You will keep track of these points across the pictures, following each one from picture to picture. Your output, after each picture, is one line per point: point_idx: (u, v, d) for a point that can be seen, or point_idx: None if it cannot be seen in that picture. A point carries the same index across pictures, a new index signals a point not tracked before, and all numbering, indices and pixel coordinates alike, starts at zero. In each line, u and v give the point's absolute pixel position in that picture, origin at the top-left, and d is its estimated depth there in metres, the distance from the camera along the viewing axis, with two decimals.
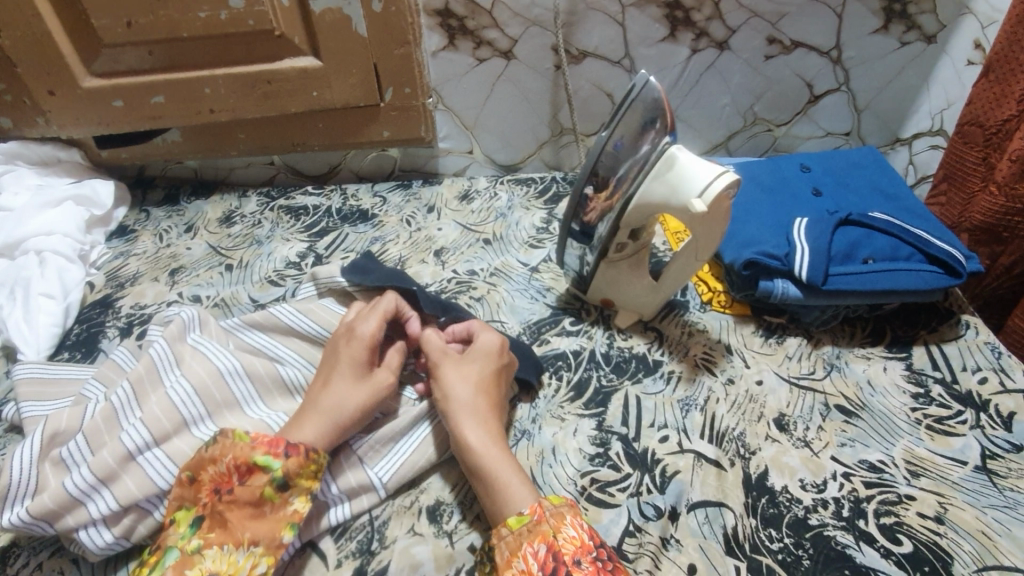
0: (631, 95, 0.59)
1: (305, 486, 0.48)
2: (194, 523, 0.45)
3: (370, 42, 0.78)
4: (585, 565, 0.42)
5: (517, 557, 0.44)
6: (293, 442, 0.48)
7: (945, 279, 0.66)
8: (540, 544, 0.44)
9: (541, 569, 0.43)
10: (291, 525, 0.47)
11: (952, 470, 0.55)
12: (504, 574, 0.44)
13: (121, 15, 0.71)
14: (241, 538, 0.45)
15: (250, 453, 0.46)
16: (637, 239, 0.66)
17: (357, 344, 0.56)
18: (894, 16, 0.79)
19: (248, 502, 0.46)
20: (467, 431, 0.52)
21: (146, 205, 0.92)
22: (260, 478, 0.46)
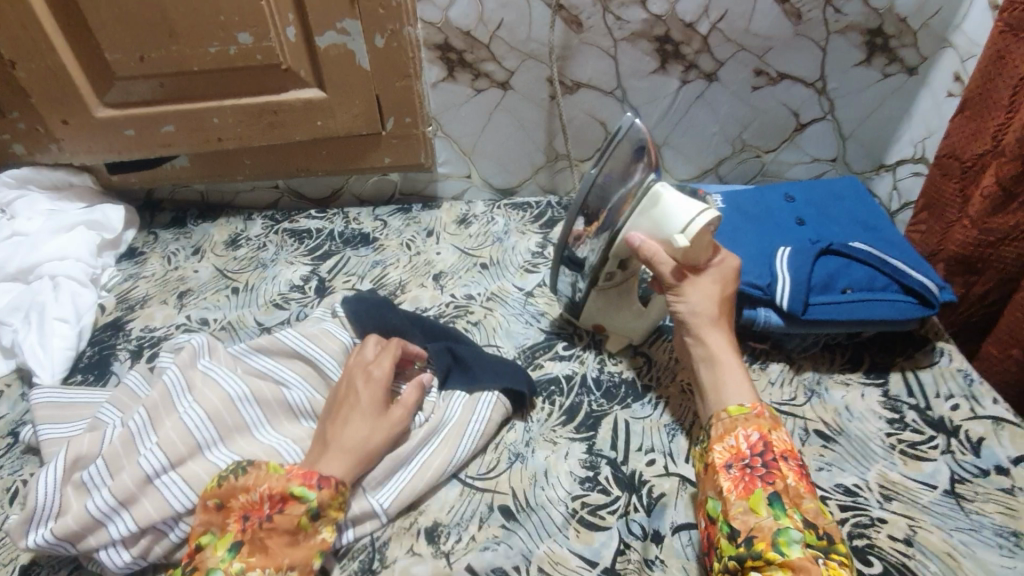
0: (618, 134, 0.61)
1: (333, 517, 0.52)
2: (233, 548, 0.48)
3: (373, 75, 0.81)
4: (791, 463, 0.52)
5: (730, 435, 0.54)
6: (325, 475, 0.52)
7: (919, 310, 0.69)
8: (755, 431, 0.53)
9: (749, 450, 0.53)
10: (320, 552, 0.51)
11: (922, 494, 0.58)
12: (716, 443, 0.55)
13: (134, 50, 0.75)
14: (280, 563, 0.49)
15: (286, 484, 0.51)
16: (626, 268, 0.68)
17: (374, 385, 0.59)
18: (875, 51, 0.83)
19: (285, 531, 0.50)
20: (708, 335, 0.60)
21: (154, 227, 0.94)
22: (296, 508, 0.50)
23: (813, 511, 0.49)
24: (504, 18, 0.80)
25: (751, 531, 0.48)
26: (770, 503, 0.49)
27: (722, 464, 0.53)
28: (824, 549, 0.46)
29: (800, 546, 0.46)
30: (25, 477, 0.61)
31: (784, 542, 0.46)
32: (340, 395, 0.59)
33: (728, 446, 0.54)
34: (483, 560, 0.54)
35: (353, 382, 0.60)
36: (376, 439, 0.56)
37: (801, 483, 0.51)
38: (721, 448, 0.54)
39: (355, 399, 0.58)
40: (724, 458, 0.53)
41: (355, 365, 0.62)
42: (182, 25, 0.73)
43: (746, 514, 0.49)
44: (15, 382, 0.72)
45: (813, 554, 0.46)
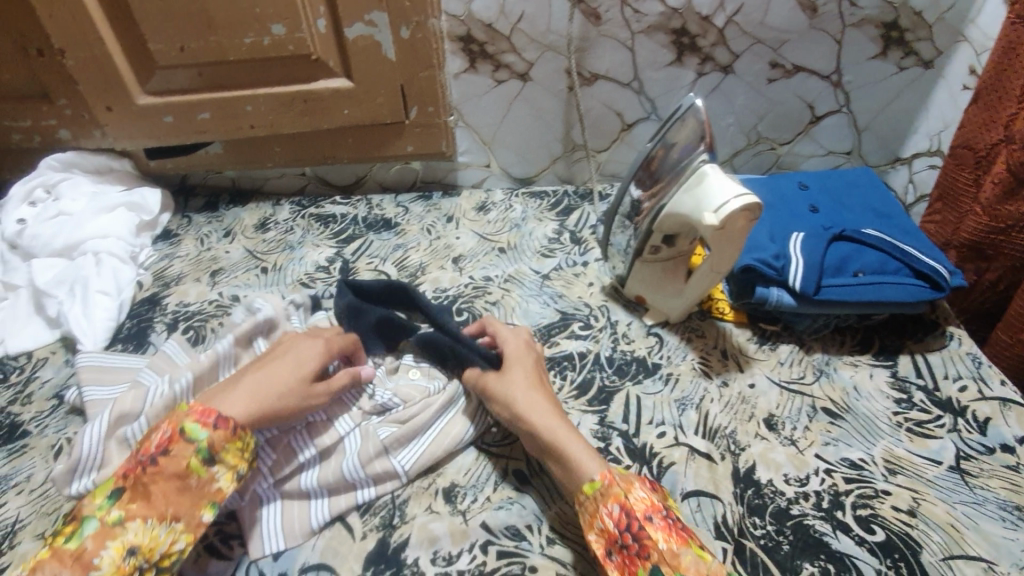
0: (680, 112, 0.66)
1: (230, 464, 0.51)
2: (113, 495, 0.48)
3: (398, 65, 0.85)
4: (656, 521, 0.48)
5: (596, 519, 0.50)
6: (223, 416, 0.52)
7: (930, 293, 0.70)
8: (613, 505, 0.50)
9: (617, 527, 0.49)
10: (211, 503, 0.50)
11: (927, 469, 0.59)
12: (589, 534, 0.50)
13: (175, 41, 0.79)
14: (163, 513, 0.48)
15: (180, 420, 0.51)
16: (672, 245, 0.72)
17: (306, 354, 0.60)
18: (891, 43, 0.84)
19: (172, 475, 0.49)
20: (536, 420, 0.57)
21: (188, 211, 0.99)
22: (186, 448, 0.50)
23: (693, 565, 0.45)
24: (524, 11, 0.83)
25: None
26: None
27: (602, 555, 0.49)
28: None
29: None
30: (69, 434, 0.65)
31: None
32: (272, 353, 0.61)
33: (600, 531, 0.50)
34: (497, 518, 0.57)
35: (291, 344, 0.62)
36: (286, 397, 0.56)
37: (672, 538, 0.47)
38: (595, 536, 0.50)
39: (284, 359, 0.60)
40: (602, 547, 0.49)
41: (297, 335, 0.64)
42: (220, 17, 0.77)
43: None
44: (60, 350, 0.77)
45: None
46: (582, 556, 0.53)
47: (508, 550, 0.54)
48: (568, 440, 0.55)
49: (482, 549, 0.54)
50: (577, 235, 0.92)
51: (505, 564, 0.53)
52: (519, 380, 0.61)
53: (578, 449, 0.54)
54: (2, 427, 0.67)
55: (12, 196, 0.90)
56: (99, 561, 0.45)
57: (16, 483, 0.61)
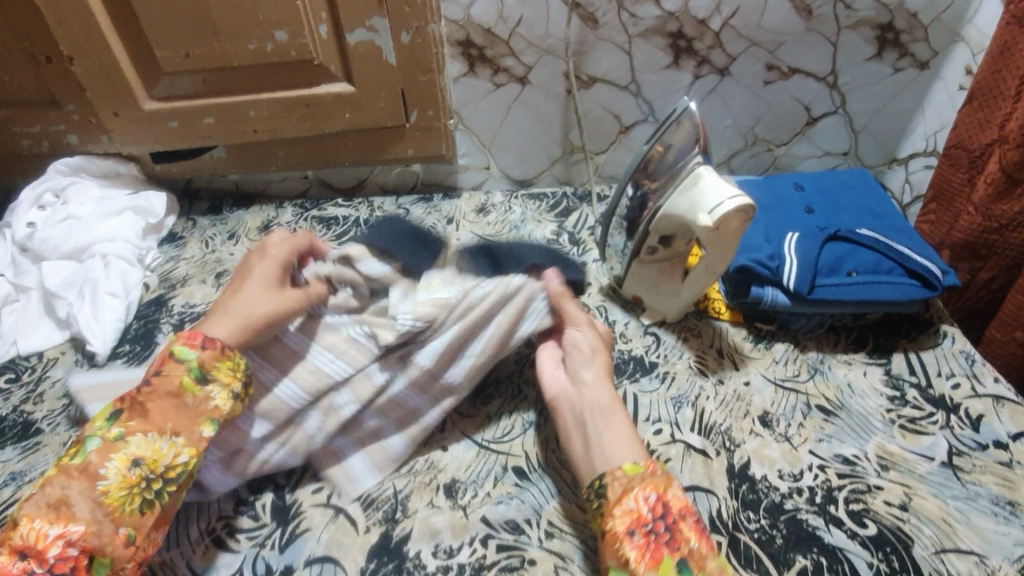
0: (675, 115, 0.67)
1: (223, 381, 0.54)
2: (113, 416, 0.51)
3: (399, 69, 0.86)
4: (690, 521, 0.49)
5: (627, 498, 0.51)
6: (209, 337, 0.55)
7: (923, 292, 0.71)
8: (652, 492, 0.51)
9: (650, 512, 0.50)
10: (209, 420, 0.53)
11: (919, 465, 0.60)
12: (613, 509, 0.51)
13: (180, 48, 0.81)
14: (162, 427, 0.51)
15: (171, 345, 0.54)
16: (668, 246, 0.73)
17: (268, 263, 0.63)
18: (886, 45, 0.85)
19: (168, 394, 0.52)
20: (601, 398, 0.59)
21: (193, 214, 1.01)
22: (177, 368, 0.53)
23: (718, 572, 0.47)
24: (523, 15, 0.84)
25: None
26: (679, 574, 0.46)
27: (623, 533, 0.49)
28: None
29: None
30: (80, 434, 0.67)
31: None
32: (241, 271, 0.63)
33: (627, 510, 0.50)
34: (497, 513, 0.58)
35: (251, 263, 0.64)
36: (264, 308, 0.58)
37: (703, 542, 0.48)
38: (620, 513, 0.50)
39: (251, 275, 0.61)
40: (625, 525, 0.49)
41: (255, 248, 0.65)
42: (224, 23, 0.79)
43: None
44: (70, 350, 0.79)
45: None
46: (581, 550, 0.55)
47: (507, 543, 0.55)
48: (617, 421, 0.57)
49: (483, 543, 0.56)
50: (575, 237, 0.93)
51: (505, 557, 0.54)
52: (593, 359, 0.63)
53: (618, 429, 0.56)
54: (15, 425, 0.69)
55: (23, 200, 0.92)
56: (105, 472, 0.48)
57: (28, 480, 0.63)
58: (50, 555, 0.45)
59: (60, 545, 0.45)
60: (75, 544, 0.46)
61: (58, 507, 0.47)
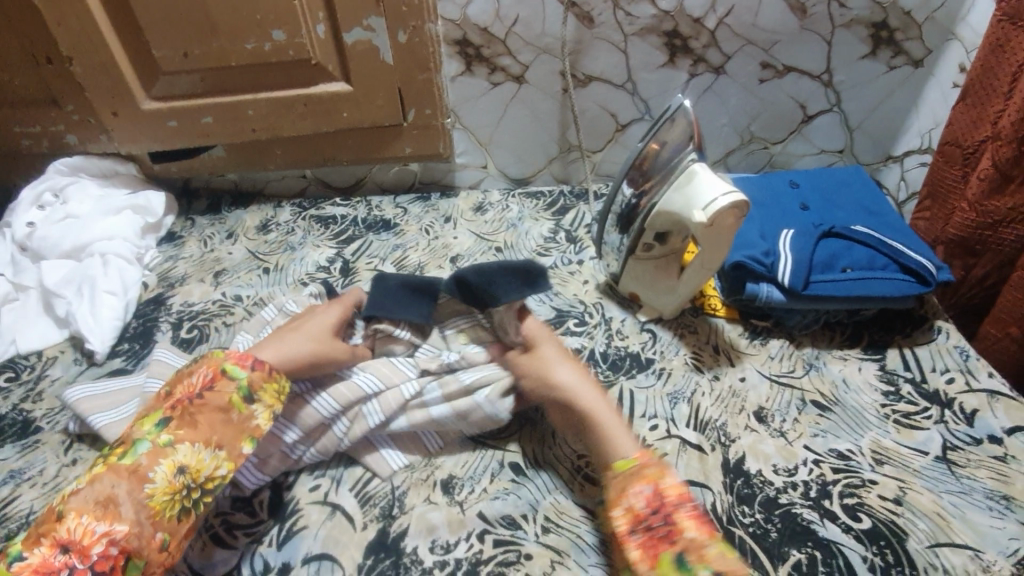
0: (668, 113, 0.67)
1: (267, 403, 0.56)
2: (161, 422, 0.53)
3: (397, 69, 0.87)
4: (686, 509, 0.50)
5: (625, 496, 0.52)
6: (259, 360, 0.57)
7: (917, 288, 0.71)
8: (646, 485, 0.52)
9: (647, 507, 0.51)
10: (251, 437, 0.55)
11: (913, 459, 0.61)
12: (614, 508, 0.52)
13: (179, 47, 0.81)
14: (208, 440, 0.53)
15: (220, 362, 0.56)
16: (664, 243, 0.73)
17: (322, 317, 0.67)
18: (881, 43, 0.85)
19: (217, 408, 0.54)
20: (581, 397, 0.60)
21: (192, 213, 1.01)
22: (227, 386, 0.55)
23: (719, 559, 0.47)
24: (519, 14, 0.85)
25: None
26: (678, 567, 0.47)
27: (625, 532, 0.50)
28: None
29: None
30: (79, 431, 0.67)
31: None
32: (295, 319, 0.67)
33: (626, 509, 0.52)
34: (493, 508, 0.58)
35: (311, 307, 0.70)
36: (308, 347, 0.62)
37: (702, 529, 0.49)
38: (620, 513, 0.52)
39: (305, 324, 0.65)
40: (626, 524, 0.51)
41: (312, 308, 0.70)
42: (222, 23, 0.79)
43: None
44: (69, 349, 0.79)
45: None
46: (576, 544, 0.55)
47: (503, 538, 0.56)
48: (606, 419, 0.58)
49: (479, 538, 0.56)
50: (572, 235, 0.93)
51: (501, 552, 0.55)
52: (555, 357, 0.64)
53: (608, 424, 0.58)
54: (15, 423, 0.69)
55: (22, 199, 0.92)
56: (153, 475, 0.50)
57: (28, 478, 0.63)
58: (92, 552, 0.47)
59: (104, 542, 0.47)
60: (117, 543, 0.47)
61: (106, 505, 0.48)
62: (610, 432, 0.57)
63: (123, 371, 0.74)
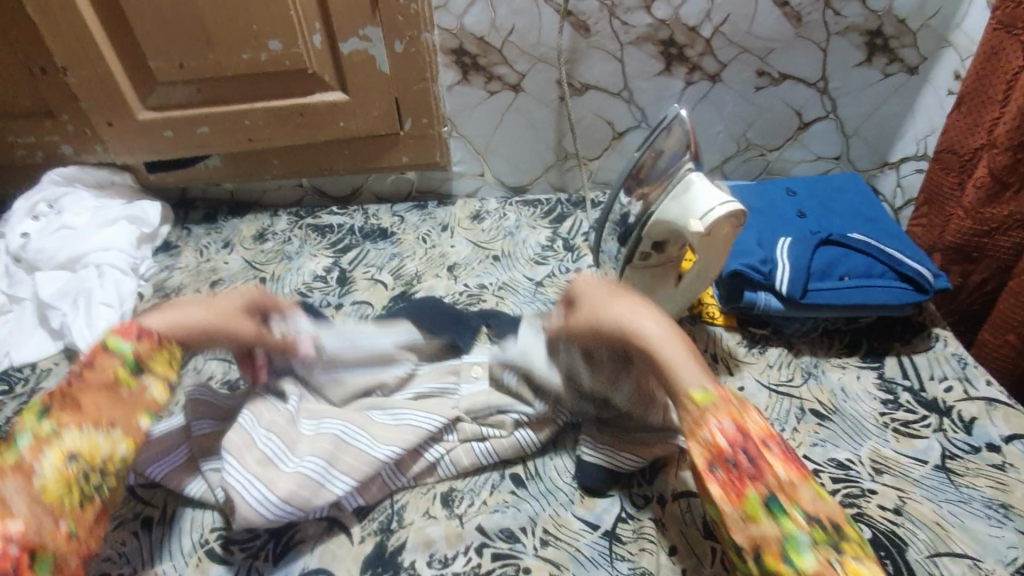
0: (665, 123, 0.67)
1: (159, 373, 0.56)
2: (44, 411, 0.51)
3: (393, 78, 0.87)
4: (773, 449, 0.50)
5: (703, 429, 0.51)
6: (146, 329, 0.57)
7: (914, 295, 0.71)
8: (728, 421, 0.51)
9: (728, 444, 0.50)
10: (147, 411, 0.55)
11: (913, 469, 0.60)
12: (692, 443, 0.51)
13: (174, 58, 0.81)
14: (99, 419, 0.52)
15: (103, 337, 0.55)
16: (662, 252, 0.72)
17: (233, 299, 0.62)
18: (876, 50, 0.86)
19: (101, 386, 0.53)
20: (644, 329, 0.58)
21: (188, 223, 1.01)
22: (112, 361, 0.54)
23: (810, 501, 0.47)
24: (515, 24, 0.85)
25: (759, 547, 0.45)
26: (768, 507, 0.46)
27: (704, 468, 0.50)
28: (835, 545, 0.44)
29: (813, 551, 0.44)
30: None
31: (795, 550, 0.44)
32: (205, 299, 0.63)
33: (705, 442, 0.50)
34: (492, 521, 0.58)
35: (215, 297, 0.63)
36: (208, 318, 0.60)
37: (791, 471, 0.49)
38: (698, 447, 0.51)
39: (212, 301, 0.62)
40: (705, 459, 0.50)
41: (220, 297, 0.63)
42: (218, 34, 0.79)
43: (745, 523, 0.46)
44: (63, 361, 0.78)
45: (827, 558, 0.43)
46: (575, 558, 0.55)
47: (502, 552, 0.55)
48: (667, 351, 0.56)
49: (478, 552, 0.55)
50: (570, 243, 0.93)
51: (500, 566, 0.54)
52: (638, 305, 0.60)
53: (676, 354, 0.55)
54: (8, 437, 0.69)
55: (17, 211, 0.92)
56: (42, 467, 0.48)
57: None
58: None
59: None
60: (16, 541, 0.45)
61: None
62: (678, 367, 0.54)
63: None
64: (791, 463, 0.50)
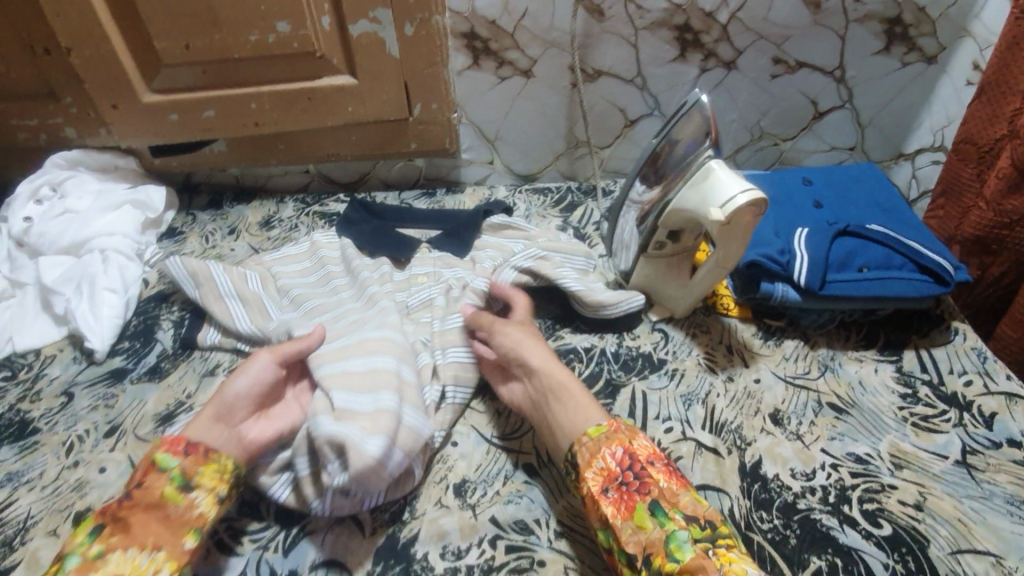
0: (683, 108, 0.66)
1: (209, 486, 0.52)
2: (94, 532, 0.48)
3: (402, 61, 0.85)
4: (658, 465, 0.52)
5: (597, 458, 0.53)
6: (192, 442, 0.54)
7: (934, 288, 0.70)
8: (617, 447, 0.53)
9: (620, 467, 0.52)
10: (194, 529, 0.51)
11: (933, 464, 0.59)
12: (586, 471, 0.53)
13: (180, 39, 0.79)
14: (144, 542, 0.48)
15: (151, 454, 0.53)
16: (677, 241, 0.71)
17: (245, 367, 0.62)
18: (895, 39, 0.84)
19: (150, 505, 0.50)
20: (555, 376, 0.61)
21: (193, 209, 0.99)
22: (159, 479, 0.51)
23: (692, 504, 0.49)
24: (528, 7, 0.83)
25: (647, 551, 0.47)
26: (652, 514, 0.48)
27: (598, 492, 0.51)
28: (711, 539, 0.47)
29: (690, 546, 0.46)
30: (79, 432, 0.66)
31: (676, 548, 0.46)
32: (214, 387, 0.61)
33: (598, 470, 0.52)
34: (506, 513, 0.57)
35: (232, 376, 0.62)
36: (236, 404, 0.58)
37: (672, 481, 0.51)
38: (593, 475, 0.53)
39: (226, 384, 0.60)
40: (599, 484, 0.52)
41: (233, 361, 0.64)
42: (226, 15, 0.77)
43: (637, 534, 0.48)
44: (67, 347, 0.77)
45: (703, 548, 0.46)
46: (590, 550, 0.54)
47: (516, 544, 0.54)
48: (563, 381, 0.60)
49: (492, 544, 0.55)
50: (580, 232, 0.92)
51: (514, 558, 0.53)
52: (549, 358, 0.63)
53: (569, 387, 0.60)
54: (12, 424, 0.68)
55: (19, 194, 0.90)
56: None
57: (28, 480, 0.62)
58: None
59: None
60: None
61: None
62: (580, 404, 0.58)
63: (124, 371, 0.73)
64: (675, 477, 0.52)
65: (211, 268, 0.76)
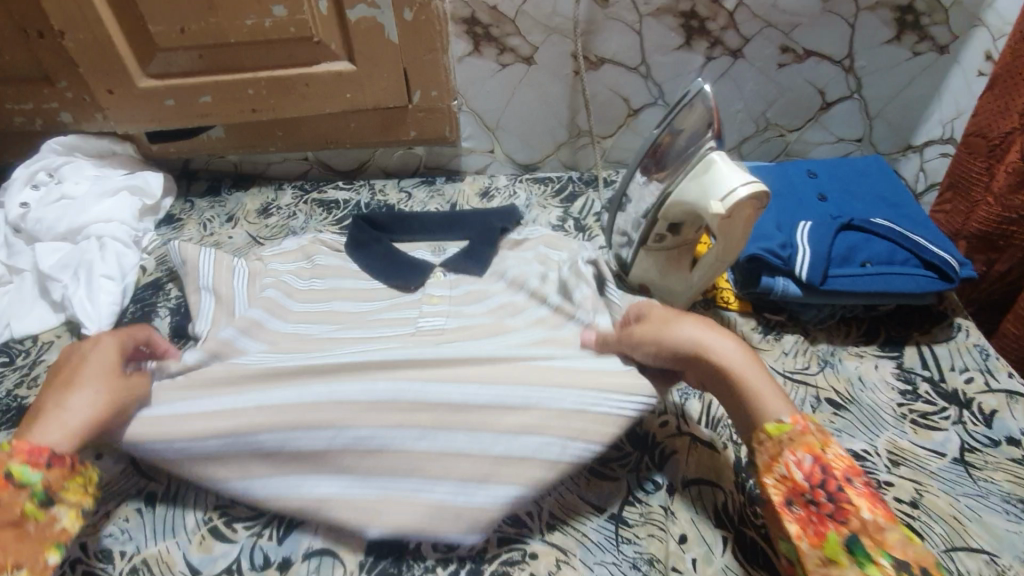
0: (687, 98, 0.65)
1: (72, 501, 0.52)
2: None
3: (401, 48, 0.83)
4: (857, 484, 0.48)
5: (781, 464, 0.50)
6: (58, 452, 0.52)
7: (938, 283, 0.69)
8: (806, 455, 0.49)
9: (806, 480, 0.49)
10: (57, 545, 0.50)
11: (931, 461, 0.59)
12: (767, 475, 0.50)
13: (175, 23, 0.78)
14: (4, 561, 0.47)
15: (6, 463, 0.50)
16: (677, 233, 0.70)
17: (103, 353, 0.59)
18: (906, 27, 0.81)
19: (8, 523, 0.48)
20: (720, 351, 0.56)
21: (191, 195, 0.99)
22: (19, 495, 0.49)
23: (899, 545, 0.44)
24: None
25: None
26: (850, 550, 0.44)
27: (782, 504, 0.49)
28: None
29: None
30: None
31: None
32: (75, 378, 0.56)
33: (781, 478, 0.50)
34: None
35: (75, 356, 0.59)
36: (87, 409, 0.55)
37: (877, 511, 0.46)
38: (774, 483, 0.50)
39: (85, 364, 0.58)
40: (781, 495, 0.49)
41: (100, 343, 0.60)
42: None
43: (827, 566, 0.45)
44: (65, 334, 0.77)
45: None
46: (582, 544, 0.54)
47: (509, 536, 0.55)
48: (736, 368, 0.55)
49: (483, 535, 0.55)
50: (581, 223, 0.91)
51: (506, 551, 0.54)
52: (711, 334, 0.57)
53: (748, 371, 0.54)
54: (9, 410, 0.68)
55: (15, 180, 0.89)
56: None
57: None
58: None
59: None
60: None
61: None
62: (762, 395, 0.53)
63: None
64: (880, 503, 0.47)
65: (202, 257, 0.75)
